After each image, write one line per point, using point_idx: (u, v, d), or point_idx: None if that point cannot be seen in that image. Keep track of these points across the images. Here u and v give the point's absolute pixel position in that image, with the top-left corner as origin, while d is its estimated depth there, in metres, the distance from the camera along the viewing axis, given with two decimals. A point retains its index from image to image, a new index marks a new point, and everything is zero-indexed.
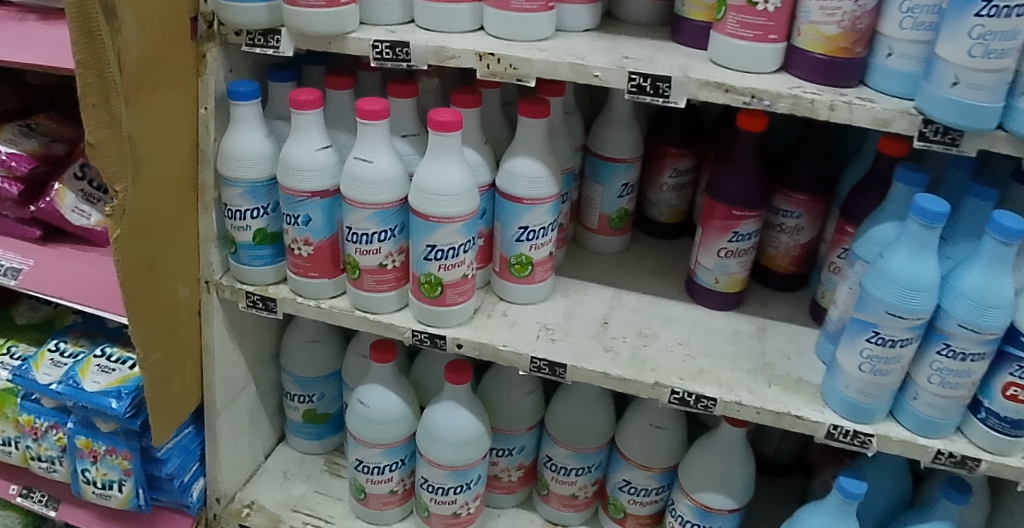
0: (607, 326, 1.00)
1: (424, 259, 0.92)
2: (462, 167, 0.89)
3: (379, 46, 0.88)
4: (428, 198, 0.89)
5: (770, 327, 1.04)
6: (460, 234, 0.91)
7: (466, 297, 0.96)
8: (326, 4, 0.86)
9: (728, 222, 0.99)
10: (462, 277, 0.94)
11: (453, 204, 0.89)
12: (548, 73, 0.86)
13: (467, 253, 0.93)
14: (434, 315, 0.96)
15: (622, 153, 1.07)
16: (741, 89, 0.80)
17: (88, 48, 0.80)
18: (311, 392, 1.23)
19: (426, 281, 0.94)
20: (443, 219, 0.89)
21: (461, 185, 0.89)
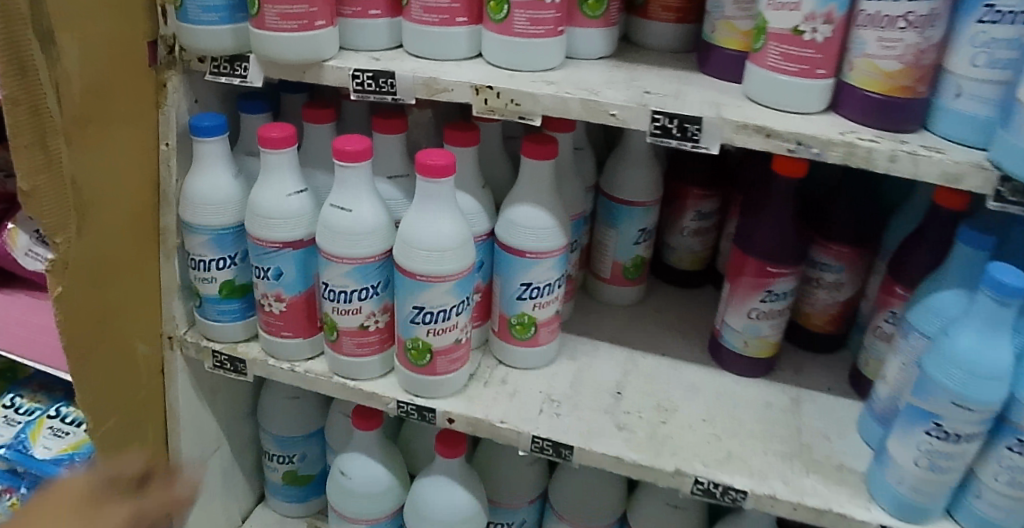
0: (621, 397, 0.87)
1: (411, 322, 0.80)
2: (454, 217, 0.77)
3: (360, 76, 0.76)
4: (415, 253, 0.76)
5: (806, 399, 0.91)
6: (452, 295, 0.78)
7: (459, 364, 0.84)
8: (298, 28, 0.74)
9: (761, 280, 0.86)
10: (454, 343, 0.82)
11: (444, 260, 0.76)
12: (556, 110, 0.73)
13: (460, 315, 0.80)
14: (422, 385, 0.84)
15: (640, 195, 0.94)
16: (785, 134, 0.67)
17: (19, 80, 0.67)
18: (290, 452, 1.11)
19: (413, 347, 0.81)
20: (433, 277, 0.77)
21: (454, 238, 0.76)
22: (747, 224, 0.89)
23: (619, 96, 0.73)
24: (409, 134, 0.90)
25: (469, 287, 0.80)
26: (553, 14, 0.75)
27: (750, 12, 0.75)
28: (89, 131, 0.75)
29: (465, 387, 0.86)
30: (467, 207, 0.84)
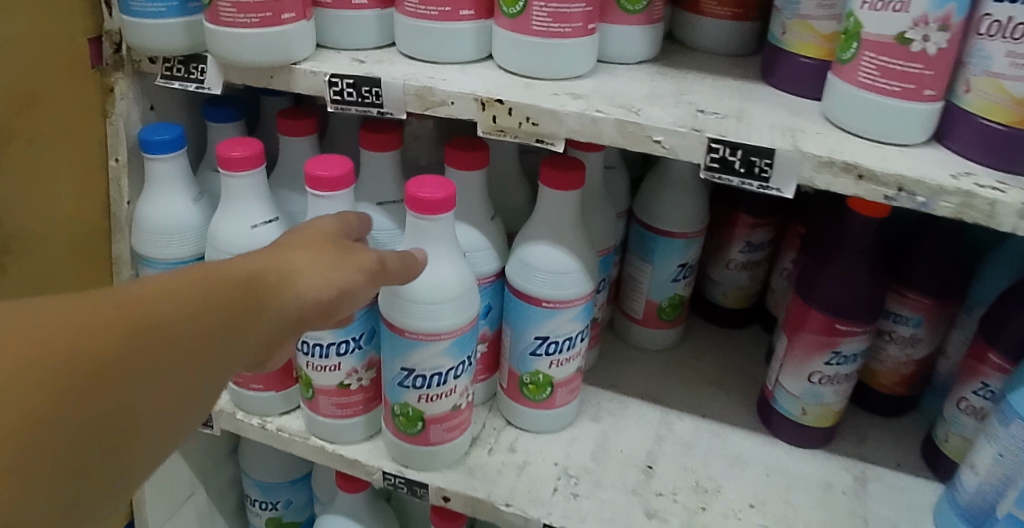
0: (652, 473, 0.72)
1: (399, 385, 0.66)
2: (454, 260, 0.61)
3: (338, 84, 0.60)
4: (403, 305, 0.62)
5: (872, 478, 0.75)
6: (449, 357, 0.64)
7: (458, 432, 0.70)
8: (259, 22, 0.59)
9: (827, 339, 0.71)
10: (452, 409, 0.67)
11: (440, 315, 0.62)
12: (584, 134, 0.57)
13: (458, 379, 0.66)
14: (413, 455, 0.70)
15: (681, 225, 0.79)
16: (882, 176, 0.52)
17: None
18: (274, 500, 0.98)
19: (403, 414, 0.67)
20: (425, 335, 0.62)
21: (453, 289, 0.61)
22: (811, 267, 0.73)
23: (666, 116, 0.57)
24: (407, 149, 0.76)
25: (469, 345, 0.65)
26: (582, 9, 0.58)
27: (835, 11, 0.59)
28: (9, 146, 0.63)
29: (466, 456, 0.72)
30: (469, 243, 0.67)
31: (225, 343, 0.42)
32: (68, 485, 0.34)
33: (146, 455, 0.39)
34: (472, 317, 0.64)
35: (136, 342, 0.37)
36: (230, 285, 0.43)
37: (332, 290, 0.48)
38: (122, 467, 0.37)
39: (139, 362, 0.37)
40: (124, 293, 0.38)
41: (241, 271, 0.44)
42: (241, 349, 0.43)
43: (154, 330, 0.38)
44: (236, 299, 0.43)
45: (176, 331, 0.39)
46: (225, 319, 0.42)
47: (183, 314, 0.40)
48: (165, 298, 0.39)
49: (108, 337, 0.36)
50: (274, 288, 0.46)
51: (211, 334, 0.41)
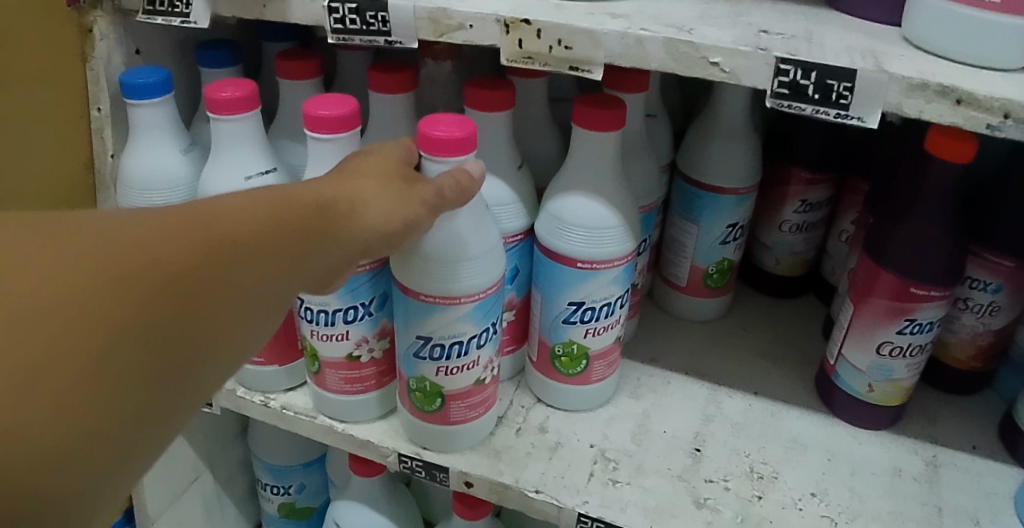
0: (700, 458, 0.64)
1: (415, 356, 0.58)
2: (476, 212, 0.53)
3: (339, 9, 0.53)
4: (417, 264, 0.54)
5: (946, 462, 0.66)
6: (472, 324, 0.56)
7: (481, 410, 0.62)
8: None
9: (899, 305, 0.61)
10: (475, 385, 0.60)
11: (461, 275, 0.54)
12: (627, 60, 0.49)
13: (481, 351, 0.58)
14: (430, 435, 0.62)
15: (732, 180, 0.70)
16: (987, 101, 0.43)
17: None
18: (285, 485, 0.91)
19: (419, 390, 0.60)
20: (442, 298, 0.55)
21: (475, 245, 0.53)
22: (881, 223, 0.63)
23: (723, 35, 0.48)
24: (424, 94, 0.68)
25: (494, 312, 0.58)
26: None
27: None
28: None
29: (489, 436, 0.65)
30: (492, 196, 0.59)
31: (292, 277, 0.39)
32: (148, 415, 0.33)
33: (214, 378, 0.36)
34: (496, 278, 0.56)
35: (207, 269, 0.34)
36: (301, 214, 0.40)
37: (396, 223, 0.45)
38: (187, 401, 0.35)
39: (212, 292, 0.34)
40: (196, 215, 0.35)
41: (311, 198, 0.41)
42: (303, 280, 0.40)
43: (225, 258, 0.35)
44: (308, 229, 0.40)
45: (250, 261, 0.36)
46: (295, 252, 0.39)
47: (255, 241, 0.37)
48: (236, 224, 0.36)
49: (178, 259, 0.33)
50: (344, 217, 0.43)
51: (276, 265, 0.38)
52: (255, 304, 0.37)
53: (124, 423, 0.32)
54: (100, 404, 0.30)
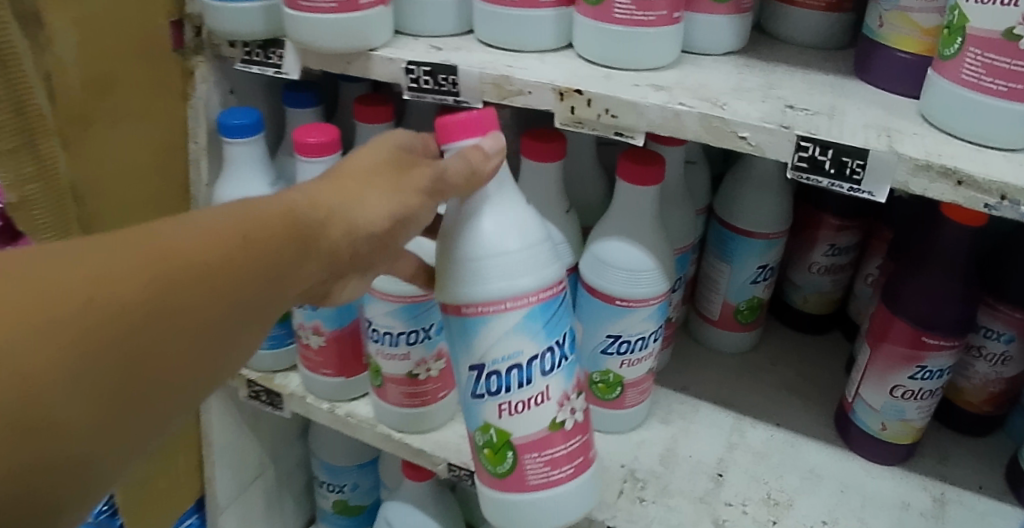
0: (722, 482, 0.70)
1: (475, 396, 0.55)
2: (511, 204, 0.52)
3: (415, 71, 0.60)
4: (455, 272, 0.52)
5: (952, 500, 0.71)
6: (530, 341, 0.52)
7: (564, 470, 0.55)
8: (337, 6, 0.58)
9: (912, 352, 0.67)
10: (549, 430, 0.54)
11: (496, 270, 0.51)
12: (666, 129, 0.55)
13: (550, 383, 0.54)
14: (515, 512, 0.56)
15: (763, 225, 0.76)
16: (984, 183, 0.48)
17: None
18: (341, 482, 0.99)
19: (489, 446, 0.55)
20: (480, 306, 0.51)
21: (509, 235, 0.51)
22: (899, 275, 0.69)
23: (752, 111, 0.55)
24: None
25: (557, 332, 0.53)
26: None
27: (938, 4, 0.55)
28: (89, 131, 0.67)
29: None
30: None
31: (274, 288, 0.41)
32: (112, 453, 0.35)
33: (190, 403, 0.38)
34: (544, 285, 0.52)
35: (175, 305, 0.35)
36: (275, 224, 0.42)
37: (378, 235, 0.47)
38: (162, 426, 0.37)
39: (170, 334, 0.35)
40: (158, 236, 0.37)
41: (286, 209, 0.43)
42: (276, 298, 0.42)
43: (191, 277, 0.36)
44: (284, 240, 0.42)
45: (222, 277, 0.38)
46: (271, 263, 0.41)
47: (228, 258, 0.38)
48: (202, 242, 0.38)
49: (147, 298, 0.34)
50: (323, 223, 0.44)
51: (246, 292, 0.39)
52: (234, 317, 0.39)
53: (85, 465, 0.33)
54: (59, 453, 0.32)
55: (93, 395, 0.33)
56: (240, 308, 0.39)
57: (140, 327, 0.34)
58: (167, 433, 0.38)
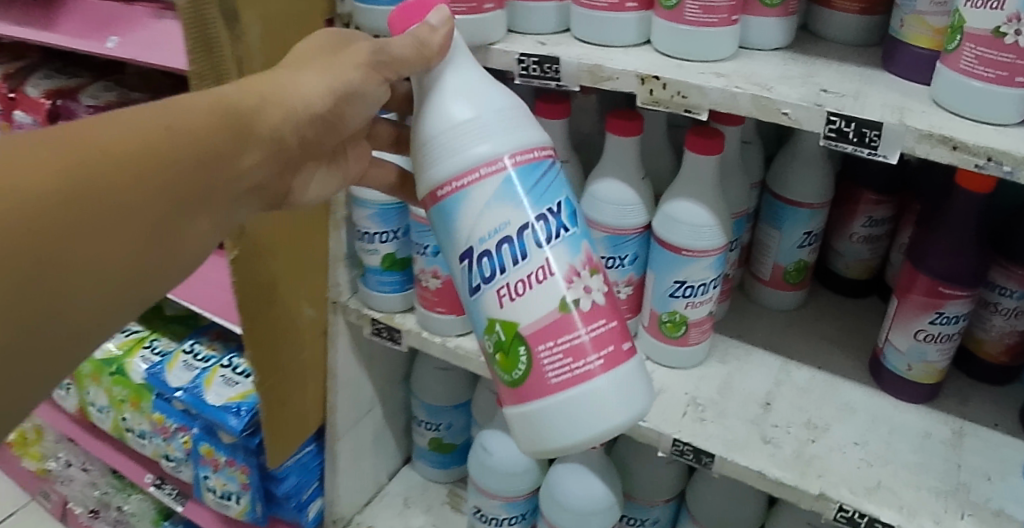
0: (770, 409, 0.84)
1: (474, 289, 0.59)
2: (469, 81, 0.59)
3: (525, 61, 0.75)
4: (425, 156, 0.59)
5: (970, 433, 0.82)
6: (514, 211, 0.57)
7: (586, 359, 0.57)
8: (466, 10, 0.73)
9: (931, 300, 0.79)
10: (559, 313, 0.57)
11: (460, 143, 0.57)
12: (724, 106, 0.70)
13: (549, 257, 0.57)
14: (544, 413, 0.58)
15: (807, 196, 0.89)
16: (973, 148, 0.61)
17: (204, 54, 0.77)
18: (439, 421, 1.16)
19: (504, 346, 0.59)
20: (450, 184, 0.57)
21: (465, 110, 0.57)
22: (922, 236, 0.81)
23: (793, 94, 0.69)
24: (573, 119, 0.91)
25: (544, 202, 0.58)
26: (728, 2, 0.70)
27: (946, 8, 0.68)
28: None
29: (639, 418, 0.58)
30: (621, 198, 0.80)
31: (205, 174, 0.51)
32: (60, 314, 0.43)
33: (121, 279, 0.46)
34: (512, 151, 0.57)
35: (97, 186, 0.44)
36: (200, 116, 0.51)
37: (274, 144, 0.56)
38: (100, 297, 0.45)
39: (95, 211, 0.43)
40: (79, 129, 0.44)
41: (212, 105, 0.52)
42: (199, 199, 0.51)
43: (120, 162, 0.45)
44: (211, 129, 0.51)
45: (150, 163, 0.47)
46: (197, 151, 0.50)
47: (152, 146, 0.47)
48: (127, 133, 0.46)
49: (71, 179, 0.42)
50: (245, 118, 0.54)
51: (161, 184, 0.47)
52: (162, 206, 0.48)
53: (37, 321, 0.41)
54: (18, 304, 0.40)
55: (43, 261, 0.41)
56: (165, 194, 0.48)
57: (75, 207, 0.42)
58: (113, 301, 0.46)
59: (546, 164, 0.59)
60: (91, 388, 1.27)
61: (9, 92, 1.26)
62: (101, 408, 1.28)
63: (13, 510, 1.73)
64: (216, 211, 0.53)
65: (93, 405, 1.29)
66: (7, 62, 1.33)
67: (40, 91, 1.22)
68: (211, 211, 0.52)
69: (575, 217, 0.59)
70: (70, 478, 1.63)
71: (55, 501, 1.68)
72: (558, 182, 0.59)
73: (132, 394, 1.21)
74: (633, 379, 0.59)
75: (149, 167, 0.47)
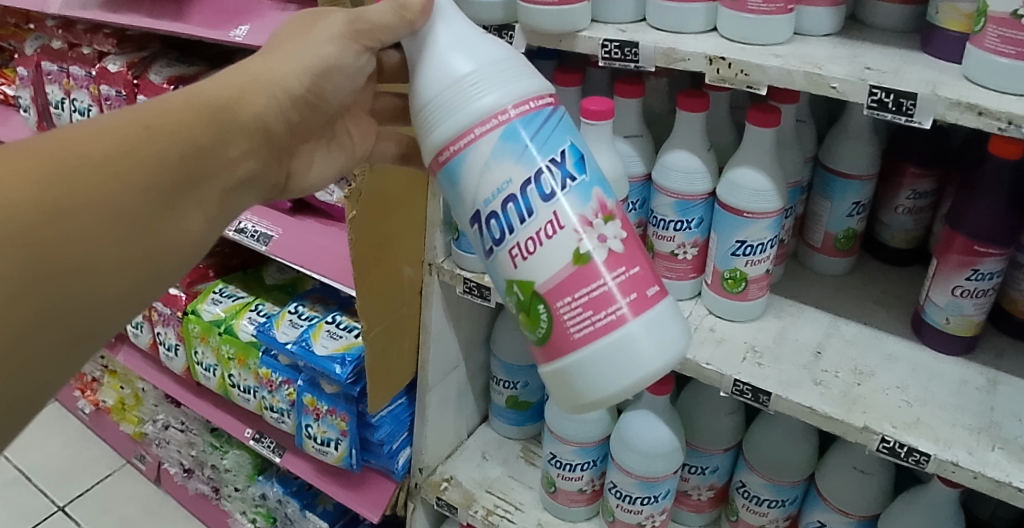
0: (820, 357, 0.94)
1: (490, 251, 0.64)
2: (456, 43, 0.63)
3: (608, 46, 0.88)
4: (424, 124, 0.64)
5: (1003, 381, 0.90)
6: (513, 168, 0.61)
7: (607, 311, 0.61)
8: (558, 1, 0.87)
9: (968, 258, 0.88)
10: (574, 266, 0.62)
11: (453, 107, 0.61)
12: (782, 82, 0.81)
13: (556, 211, 0.61)
14: (571, 368, 0.62)
15: (857, 169, 0.99)
16: (996, 113, 0.71)
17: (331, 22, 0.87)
18: (516, 380, 1.30)
19: (526, 305, 0.64)
20: (449, 147, 0.62)
21: (453, 73, 0.62)
22: (959, 203, 0.90)
23: (841, 71, 0.79)
24: (646, 99, 1.04)
25: (542, 154, 0.61)
26: None
27: None
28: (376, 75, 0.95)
29: (672, 362, 0.62)
30: (690, 167, 0.92)
31: (193, 168, 0.57)
32: (63, 304, 0.49)
33: (124, 267, 0.52)
34: (504, 104, 0.61)
35: (81, 185, 0.49)
36: (183, 114, 0.57)
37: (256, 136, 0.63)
38: (101, 286, 0.51)
39: (83, 210, 0.49)
40: (66, 138, 0.50)
41: (195, 102, 0.59)
42: (185, 191, 0.57)
43: (104, 163, 0.51)
44: (196, 125, 0.58)
45: (132, 162, 0.53)
46: (180, 148, 0.56)
47: (133, 146, 0.53)
48: (109, 136, 0.52)
49: (53, 183, 0.48)
50: (227, 112, 0.61)
51: (145, 180, 0.53)
52: (150, 197, 0.54)
53: (43, 311, 0.47)
54: (23, 298, 0.46)
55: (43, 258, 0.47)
56: (151, 187, 0.54)
57: (66, 207, 0.48)
58: (116, 288, 0.52)
59: (542, 112, 0.62)
60: (199, 348, 1.44)
61: (135, 79, 1.43)
62: (208, 368, 1.45)
63: (109, 471, 1.93)
64: (207, 202, 0.60)
65: (201, 365, 1.46)
66: (131, 52, 1.50)
67: (163, 77, 1.39)
68: (203, 202, 0.59)
69: (581, 164, 0.63)
70: (165, 440, 1.80)
71: (149, 464, 1.88)
72: (558, 129, 0.63)
73: (240, 352, 1.37)
74: (662, 322, 0.62)
75: (133, 164, 0.53)
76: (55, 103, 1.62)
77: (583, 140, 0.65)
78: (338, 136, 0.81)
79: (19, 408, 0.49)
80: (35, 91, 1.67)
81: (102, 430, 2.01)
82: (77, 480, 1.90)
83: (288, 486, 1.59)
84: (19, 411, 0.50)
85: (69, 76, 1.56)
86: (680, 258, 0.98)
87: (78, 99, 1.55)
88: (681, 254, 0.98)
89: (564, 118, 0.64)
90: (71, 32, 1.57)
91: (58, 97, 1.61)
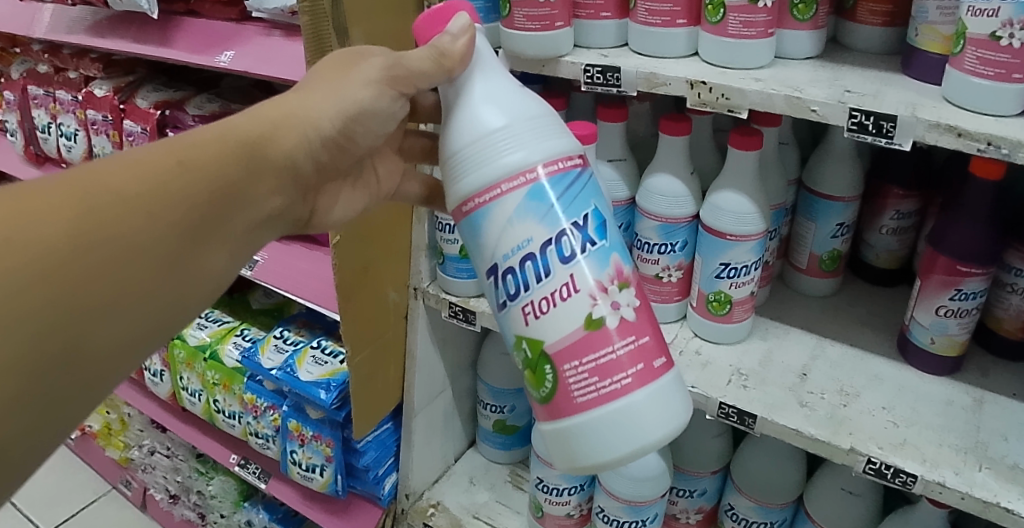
0: (806, 378, 0.93)
1: (503, 304, 0.63)
2: (490, 94, 0.62)
3: (590, 70, 0.88)
4: (450, 176, 0.63)
5: (989, 400, 0.90)
6: (535, 227, 0.60)
7: (612, 379, 0.60)
8: (541, 27, 0.87)
9: (951, 278, 0.88)
10: (586, 330, 0.60)
11: (479, 161, 0.60)
12: (762, 106, 0.81)
13: (573, 274, 0.60)
14: (572, 434, 0.61)
15: (840, 191, 1.00)
16: (975, 134, 0.71)
17: (316, 46, 0.86)
18: (503, 403, 1.29)
19: (533, 363, 0.63)
20: (474, 199, 0.61)
21: (482, 126, 0.61)
22: (943, 223, 0.90)
23: (821, 94, 0.80)
24: (629, 122, 1.05)
25: (566, 216, 0.60)
26: (765, 17, 0.83)
27: (953, 18, 0.79)
28: None
29: (672, 438, 0.61)
30: (673, 191, 0.92)
31: (220, 206, 0.55)
32: (80, 348, 0.46)
33: (141, 309, 0.50)
34: (532, 161, 0.60)
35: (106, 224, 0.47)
36: (213, 148, 0.55)
37: (285, 171, 0.60)
38: (120, 329, 0.49)
39: (107, 250, 0.47)
40: (96, 175, 0.48)
41: (225, 137, 0.57)
42: (213, 228, 0.55)
43: (130, 199, 0.49)
44: (224, 162, 0.56)
45: (161, 198, 0.51)
46: (209, 183, 0.54)
47: (163, 181, 0.51)
48: (139, 171, 0.51)
49: (76, 220, 0.46)
50: (259, 147, 0.59)
51: (172, 217, 0.51)
52: (175, 233, 0.51)
53: (61, 354, 0.45)
54: (42, 340, 0.44)
55: (63, 300, 0.45)
56: (175, 225, 0.51)
57: (88, 245, 0.46)
58: (133, 329, 0.50)
59: (570, 173, 0.61)
60: (184, 373, 1.43)
61: (121, 103, 1.43)
62: (193, 393, 1.43)
63: (94, 497, 1.89)
64: (232, 238, 0.57)
65: (186, 390, 1.45)
66: (118, 77, 1.49)
67: (149, 103, 1.39)
68: (228, 239, 0.57)
69: (602, 229, 0.62)
70: (151, 466, 1.78)
71: (135, 489, 1.83)
72: (584, 191, 0.62)
73: (225, 377, 1.36)
74: (665, 394, 0.61)
75: (160, 203, 0.51)
76: (42, 127, 1.61)
77: (607, 204, 0.63)
78: (364, 175, 0.80)
79: (30, 452, 0.47)
80: (21, 115, 1.66)
81: (87, 455, 1.98)
82: (62, 505, 1.87)
83: (274, 512, 1.58)
84: (26, 456, 0.47)
85: (55, 100, 1.56)
86: (664, 280, 0.98)
87: (64, 123, 1.55)
88: (665, 276, 0.98)
89: (591, 181, 0.63)
90: (58, 57, 1.57)
91: (44, 121, 1.60)
